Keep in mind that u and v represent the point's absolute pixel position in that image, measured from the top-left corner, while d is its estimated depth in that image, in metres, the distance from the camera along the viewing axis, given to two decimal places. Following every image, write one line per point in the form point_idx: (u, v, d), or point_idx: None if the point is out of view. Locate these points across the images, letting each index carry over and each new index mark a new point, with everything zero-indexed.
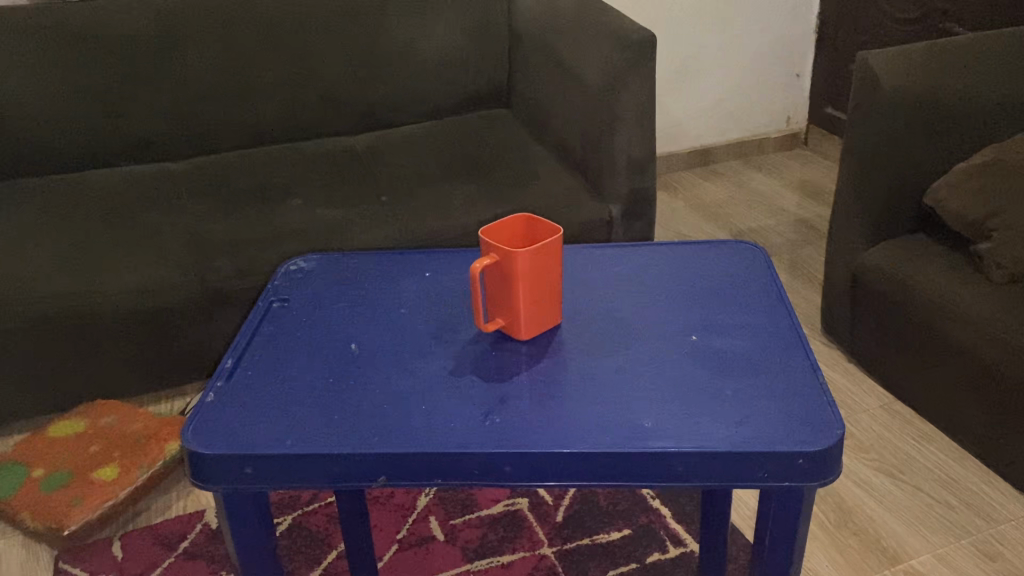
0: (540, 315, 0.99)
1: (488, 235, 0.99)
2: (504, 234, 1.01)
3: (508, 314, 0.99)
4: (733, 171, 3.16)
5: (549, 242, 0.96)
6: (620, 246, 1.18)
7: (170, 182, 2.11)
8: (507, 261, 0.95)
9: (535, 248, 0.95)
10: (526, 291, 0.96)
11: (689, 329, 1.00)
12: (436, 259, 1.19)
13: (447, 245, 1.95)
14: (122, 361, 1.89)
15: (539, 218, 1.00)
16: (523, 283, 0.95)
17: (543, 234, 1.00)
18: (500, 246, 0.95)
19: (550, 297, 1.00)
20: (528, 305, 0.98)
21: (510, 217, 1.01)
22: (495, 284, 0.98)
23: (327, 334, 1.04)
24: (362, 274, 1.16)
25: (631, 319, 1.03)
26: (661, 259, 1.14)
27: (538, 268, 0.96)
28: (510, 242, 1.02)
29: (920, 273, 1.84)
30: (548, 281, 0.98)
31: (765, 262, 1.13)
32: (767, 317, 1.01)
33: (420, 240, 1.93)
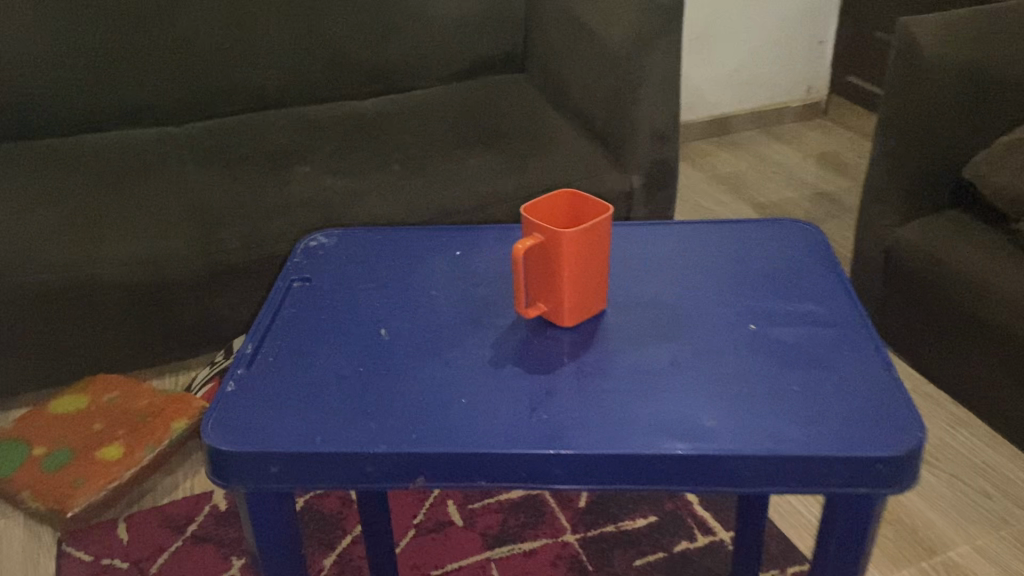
0: (584, 300, 0.92)
1: (529, 212, 0.91)
2: (547, 212, 0.93)
3: (551, 299, 0.91)
4: (750, 141, 3.07)
5: (597, 222, 0.88)
6: (665, 224, 1.10)
7: (174, 147, 2.02)
8: (553, 242, 0.87)
9: (582, 228, 0.87)
10: (572, 274, 0.89)
11: (747, 317, 0.93)
12: (467, 235, 1.11)
13: (464, 218, 1.87)
14: (125, 333, 1.82)
15: (584, 194, 0.92)
16: (568, 266, 0.88)
17: (589, 213, 0.92)
18: (546, 225, 0.87)
19: (595, 281, 0.92)
20: (572, 290, 0.91)
21: (553, 193, 0.92)
22: (538, 268, 0.90)
23: (354, 318, 0.96)
24: (387, 251, 1.08)
25: (683, 305, 0.95)
26: (710, 239, 1.07)
27: (584, 249, 0.89)
28: (553, 220, 0.94)
29: (955, 253, 1.76)
30: (593, 264, 0.91)
31: (823, 243, 1.05)
32: (831, 305, 0.94)
33: (435, 212, 1.85)
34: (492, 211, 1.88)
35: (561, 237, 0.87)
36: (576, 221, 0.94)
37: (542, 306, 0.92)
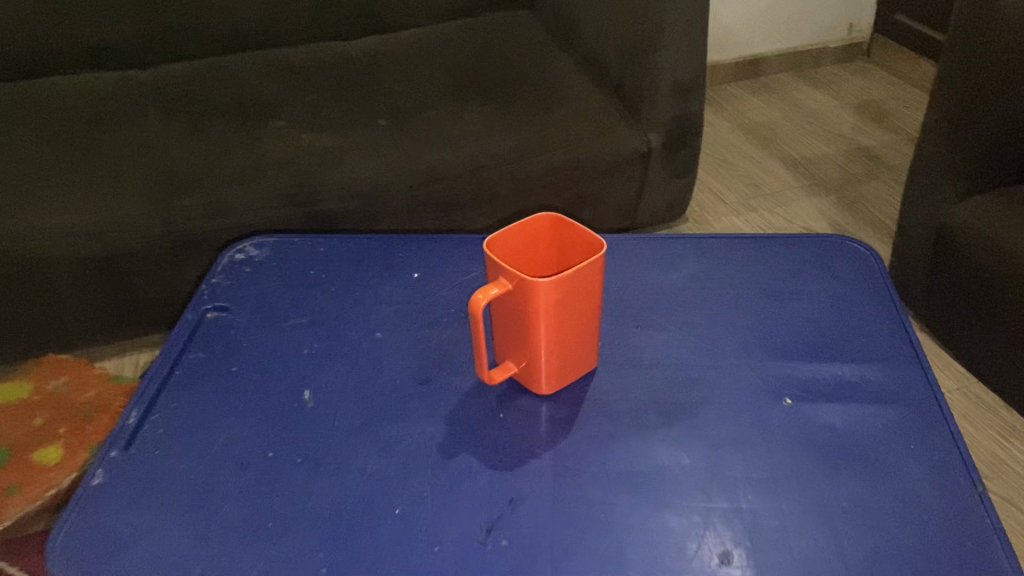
0: (568, 360, 0.70)
1: (497, 246, 0.68)
2: (523, 242, 0.70)
3: (526, 359, 0.70)
4: (784, 85, 2.79)
5: (586, 267, 0.65)
6: (677, 243, 0.88)
7: (134, 92, 1.66)
8: (525, 293, 0.65)
9: (564, 277, 0.65)
10: (547, 331, 0.67)
11: (781, 389, 0.71)
12: (430, 250, 0.89)
13: (457, 186, 1.54)
14: (66, 324, 1.46)
15: (572, 221, 0.69)
16: (543, 322, 0.66)
17: (578, 246, 0.69)
18: (516, 272, 0.65)
19: (583, 336, 0.70)
20: (553, 349, 0.69)
21: (530, 219, 0.69)
22: (507, 321, 0.69)
23: (274, 368, 0.75)
24: (330, 270, 0.87)
25: (697, 368, 0.73)
26: (735, 268, 0.84)
27: (568, 301, 0.67)
28: (526, 251, 0.71)
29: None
30: (580, 317, 0.69)
31: (879, 273, 0.82)
32: (890, 371, 0.72)
33: (424, 176, 1.51)
34: (495, 177, 1.55)
35: (536, 288, 0.65)
36: (562, 254, 0.71)
37: (513, 367, 0.71)
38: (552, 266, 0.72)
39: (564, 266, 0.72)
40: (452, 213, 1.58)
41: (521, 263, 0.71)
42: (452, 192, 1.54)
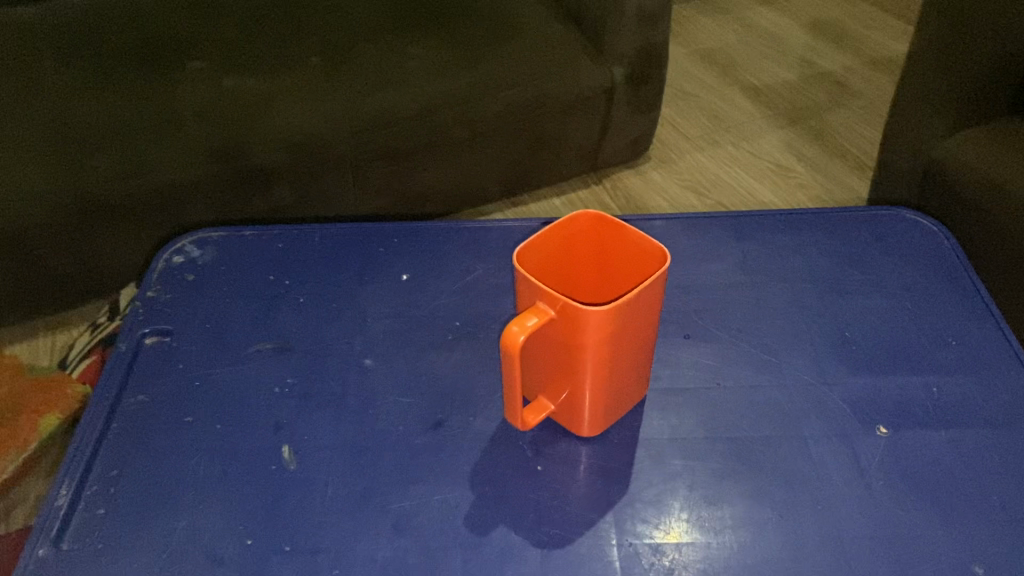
0: (618, 395, 0.57)
1: (529, 257, 0.54)
2: (557, 249, 0.55)
3: (568, 397, 0.56)
4: (736, 5, 2.63)
5: (648, 286, 0.51)
6: (711, 224, 0.74)
7: (16, 34, 1.36)
8: (572, 322, 0.51)
9: (621, 302, 0.51)
10: (598, 364, 0.53)
11: (870, 413, 0.59)
12: (416, 245, 0.73)
13: (407, 134, 1.31)
14: None
15: (619, 222, 0.54)
16: (593, 356, 0.53)
17: (627, 252, 0.55)
18: (560, 296, 0.51)
19: (637, 365, 0.56)
20: (603, 386, 0.55)
21: (566, 219, 0.55)
22: (546, 353, 0.54)
23: (240, 414, 0.60)
24: (297, 275, 0.70)
25: (766, 390, 0.61)
26: (783, 254, 0.71)
27: (623, 328, 0.53)
28: (558, 261, 0.56)
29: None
30: (635, 345, 0.55)
31: (952, 255, 0.70)
32: (994, 382, 0.60)
33: (369, 125, 1.27)
34: (449, 119, 1.33)
35: (587, 317, 0.50)
36: (604, 262, 0.57)
37: (551, 406, 0.57)
38: (591, 275, 0.58)
39: (607, 276, 0.57)
40: (404, 164, 1.35)
41: (554, 276, 0.57)
42: (401, 142, 1.31)
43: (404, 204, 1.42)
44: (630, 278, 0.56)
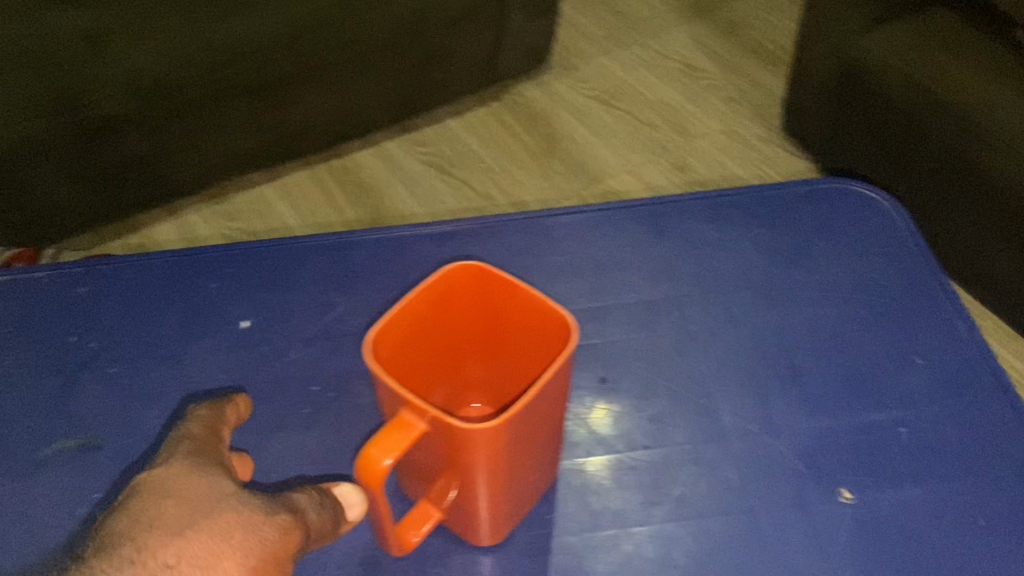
0: (522, 495, 0.44)
1: (390, 334, 0.40)
2: (429, 313, 0.42)
3: (458, 506, 0.43)
4: None
5: (549, 383, 0.38)
6: (624, 220, 0.61)
7: None
8: (451, 439, 0.38)
9: (516, 410, 0.37)
10: (492, 478, 0.40)
11: (829, 473, 0.48)
12: (259, 274, 0.58)
13: (276, 62, 1.00)
14: None
15: (510, 277, 0.41)
16: (484, 471, 0.40)
17: (523, 315, 0.42)
18: (430, 407, 0.37)
19: (543, 454, 0.44)
20: (501, 494, 0.43)
21: (438, 277, 0.41)
22: (423, 461, 0.41)
23: (31, 558, 0.45)
24: (104, 334, 0.55)
25: (702, 450, 0.50)
26: (711, 255, 0.59)
27: (522, 433, 0.39)
28: (432, 330, 0.43)
29: (1004, 83, 0.85)
30: (537, 440, 0.42)
31: (907, 239, 0.59)
32: (969, 414, 0.50)
33: (224, 58, 0.95)
34: (322, 42, 1.02)
35: (471, 437, 0.37)
36: (492, 323, 0.44)
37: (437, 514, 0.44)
38: (477, 336, 0.46)
39: (498, 338, 0.45)
40: (276, 95, 1.04)
41: (428, 345, 0.44)
42: (268, 71, 1.00)
43: (287, 142, 1.11)
44: (530, 346, 0.43)
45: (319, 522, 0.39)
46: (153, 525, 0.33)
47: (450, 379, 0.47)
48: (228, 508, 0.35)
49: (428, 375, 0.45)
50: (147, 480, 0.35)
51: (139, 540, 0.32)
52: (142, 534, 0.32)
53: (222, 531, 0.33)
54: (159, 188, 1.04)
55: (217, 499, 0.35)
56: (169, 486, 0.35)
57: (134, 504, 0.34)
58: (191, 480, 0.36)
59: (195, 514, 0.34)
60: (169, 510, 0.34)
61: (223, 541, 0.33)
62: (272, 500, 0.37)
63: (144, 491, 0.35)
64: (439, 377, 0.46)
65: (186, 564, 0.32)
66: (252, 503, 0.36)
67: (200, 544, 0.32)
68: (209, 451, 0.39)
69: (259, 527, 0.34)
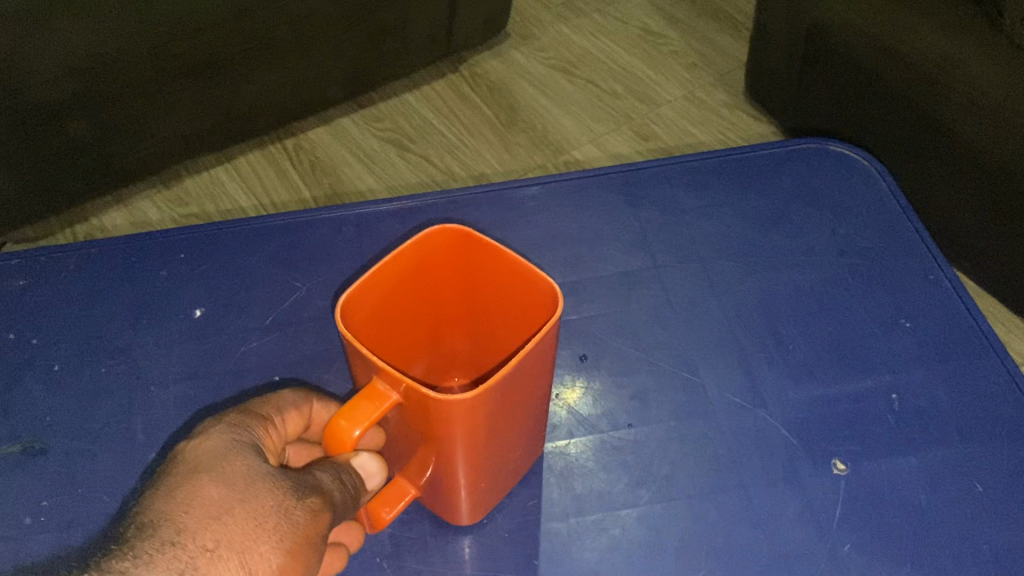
0: (504, 470, 0.42)
1: (362, 296, 0.37)
2: (406, 276, 0.39)
3: (435, 481, 0.40)
4: None
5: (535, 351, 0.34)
6: (594, 189, 0.59)
7: None
8: (427, 413, 0.35)
9: (497, 384, 0.34)
10: (471, 454, 0.37)
11: (821, 444, 0.46)
12: (213, 257, 0.54)
13: (224, 39, 0.95)
14: None
15: (496, 243, 0.38)
16: (462, 448, 0.37)
17: (509, 283, 0.39)
18: (404, 376, 0.34)
19: (527, 428, 0.41)
20: (482, 469, 0.40)
21: (417, 241, 0.38)
22: (399, 435, 0.38)
23: None
24: (44, 328, 0.51)
25: (689, 425, 0.47)
26: (689, 221, 0.57)
27: (504, 405, 0.36)
28: (411, 296, 0.41)
29: (963, 36, 0.83)
30: (521, 413, 0.39)
31: (885, 198, 0.58)
32: (958, 376, 0.49)
33: (170, 34, 0.90)
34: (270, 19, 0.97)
35: (448, 411, 0.34)
36: (477, 289, 0.41)
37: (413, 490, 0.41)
38: (460, 303, 0.43)
39: (482, 305, 0.42)
40: (223, 67, 0.98)
41: (403, 308, 0.41)
42: (216, 47, 0.95)
43: (235, 116, 1.05)
44: (516, 316, 0.41)
45: (346, 498, 0.35)
46: (194, 501, 0.30)
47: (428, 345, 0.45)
48: (265, 484, 0.31)
49: (402, 345, 0.43)
50: (185, 450, 0.33)
51: (178, 521, 0.29)
52: (177, 516, 0.29)
53: (260, 510, 0.30)
54: (105, 172, 0.99)
55: (257, 474, 0.32)
56: (205, 458, 0.32)
57: (172, 480, 0.31)
58: (231, 450, 0.33)
59: (234, 491, 0.31)
60: (205, 486, 0.31)
61: (262, 523, 0.30)
62: (305, 477, 0.33)
63: (181, 464, 0.32)
64: (414, 342, 0.44)
65: (224, 549, 0.29)
66: (286, 478, 0.33)
67: (238, 528, 0.30)
68: (251, 419, 0.36)
69: (291, 509, 0.31)
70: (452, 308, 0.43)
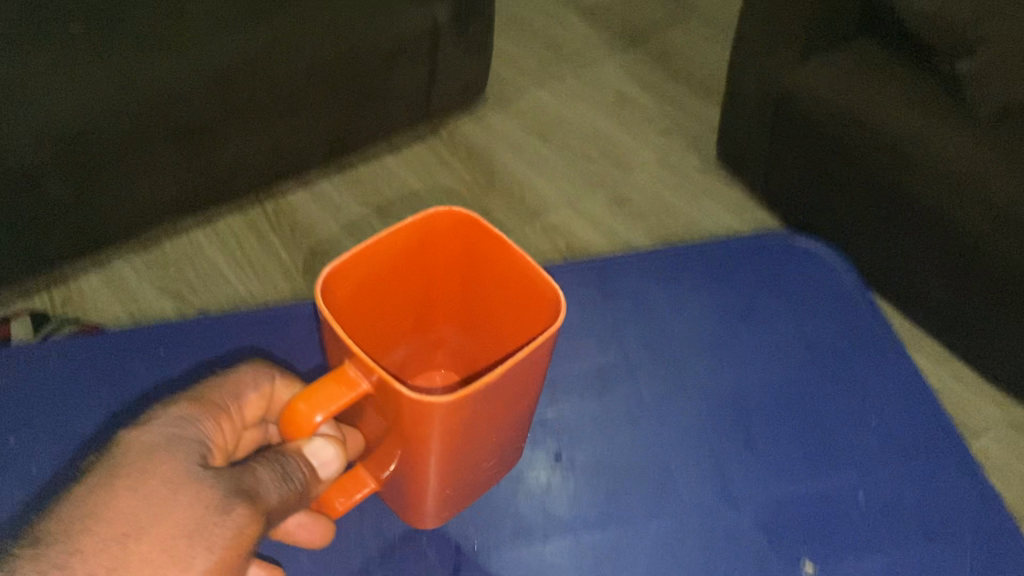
0: (472, 473, 0.44)
1: (363, 264, 0.43)
2: (405, 249, 0.45)
3: (402, 478, 0.43)
4: None
5: (518, 364, 0.37)
6: (571, 283, 0.61)
7: None
8: (402, 410, 0.37)
9: (475, 392, 0.37)
10: (440, 457, 0.40)
11: (791, 545, 0.48)
12: (196, 353, 0.59)
13: (202, 106, 0.94)
14: None
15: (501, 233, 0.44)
16: (432, 449, 0.39)
17: (508, 270, 0.44)
18: (379, 372, 0.36)
19: (498, 438, 0.43)
20: (450, 471, 0.42)
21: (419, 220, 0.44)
22: (370, 425, 0.41)
23: None
24: (38, 427, 0.55)
25: (664, 522, 0.49)
26: (664, 317, 0.59)
27: (481, 413, 0.39)
28: (408, 265, 0.46)
29: (925, 114, 0.87)
30: (494, 424, 0.41)
31: (855, 295, 0.60)
32: (924, 475, 0.51)
33: (143, 110, 0.90)
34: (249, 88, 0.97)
35: (424, 413, 0.36)
36: (472, 267, 0.47)
37: (372, 484, 0.44)
38: (455, 277, 0.49)
39: (476, 282, 0.48)
40: (203, 140, 0.98)
41: (399, 279, 0.47)
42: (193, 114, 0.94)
43: (217, 188, 1.06)
44: (508, 297, 0.46)
45: (285, 500, 0.38)
46: (109, 510, 0.34)
47: (414, 313, 0.51)
48: (190, 490, 0.35)
49: (391, 310, 0.48)
50: (127, 439, 0.37)
51: (80, 537, 0.33)
52: (102, 514, 0.34)
53: (176, 520, 0.34)
54: (82, 239, 0.98)
55: (188, 479, 0.36)
56: (145, 454, 0.36)
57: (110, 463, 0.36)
58: (159, 454, 0.37)
59: (153, 497, 0.35)
60: (134, 485, 0.35)
61: (176, 532, 0.34)
62: (238, 482, 0.37)
63: (114, 457, 0.36)
64: (402, 310, 0.50)
65: (136, 549, 0.33)
66: (215, 483, 0.36)
67: (153, 534, 0.34)
68: (204, 415, 0.41)
69: (210, 523, 0.35)
70: (444, 281, 0.49)
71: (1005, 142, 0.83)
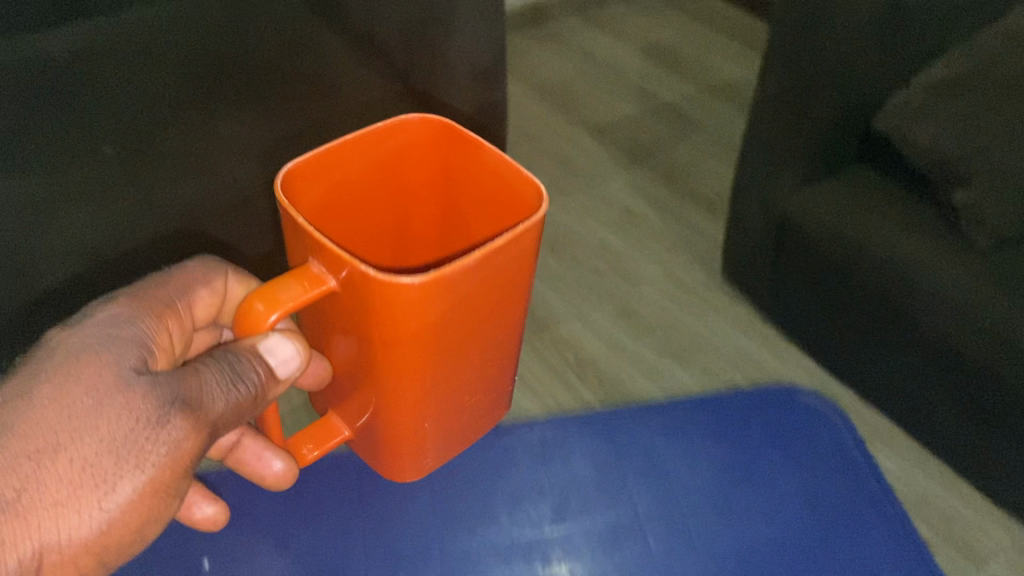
0: (451, 375, 0.48)
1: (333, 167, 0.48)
2: (378, 155, 0.51)
3: (383, 393, 0.48)
4: None
5: (484, 250, 0.41)
6: (580, 440, 0.67)
7: None
8: (373, 295, 0.41)
9: (444, 274, 0.40)
10: (418, 352, 0.44)
11: None
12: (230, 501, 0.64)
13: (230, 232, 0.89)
14: None
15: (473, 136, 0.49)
16: (409, 342, 0.43)
17: (479, 171, 0.51)
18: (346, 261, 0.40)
19: (473, 345, 0.48)
20: (429, 369, 0.46)
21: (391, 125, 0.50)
22: (341, 325, 0.46)
23: None
24: None
25: None
26: (673, 472, 0.65)
27: (455, 300, 0.43)
28: (386, 170, 0.52)
29: (921, 241, 0.89)
30: (471, 323, 0.45)
31: (850, 455, 0.67)
32: None
33: (178, 225, 0.83)
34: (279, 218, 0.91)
35: (394, 298, 0.40)
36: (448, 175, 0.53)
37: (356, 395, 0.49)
38: (431, 186, 0.55)
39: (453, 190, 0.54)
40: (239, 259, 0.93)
41: (374, 190, 0.53)
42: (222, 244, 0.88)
43: None
44: (484, 202, 0.52)
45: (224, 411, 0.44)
46: (33, 418, 0.40)
47: (390, 223, 0.57)
48: (120, 399, 0.41)
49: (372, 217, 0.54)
50: (66, 339, 0.43)
51: (18, 440, 0.39)
52: (35, 425, 0.40)
53: (104, 431, 0.40)
54: None
55: (118, 386, 0.41)
56: (80, 356, 0.42)
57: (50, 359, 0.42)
58: (92, 359, 0.42)
59: (83, 406, 0.40)
60: (69, 388, 0.41)
61: (102, 444, 0.40)
62: (172, 395, 0.42)
63: (54, 356, 0.42)
64: (383, 222, 0.56)
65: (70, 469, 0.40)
66: (148, 394, 0.42)
67: (84, 449, 0.40)
68: (139, 315, 0.46)
69: (142, 439, 0.41)
70: (421, 187, 0.55)
71: (1000, 272, 0.85)
